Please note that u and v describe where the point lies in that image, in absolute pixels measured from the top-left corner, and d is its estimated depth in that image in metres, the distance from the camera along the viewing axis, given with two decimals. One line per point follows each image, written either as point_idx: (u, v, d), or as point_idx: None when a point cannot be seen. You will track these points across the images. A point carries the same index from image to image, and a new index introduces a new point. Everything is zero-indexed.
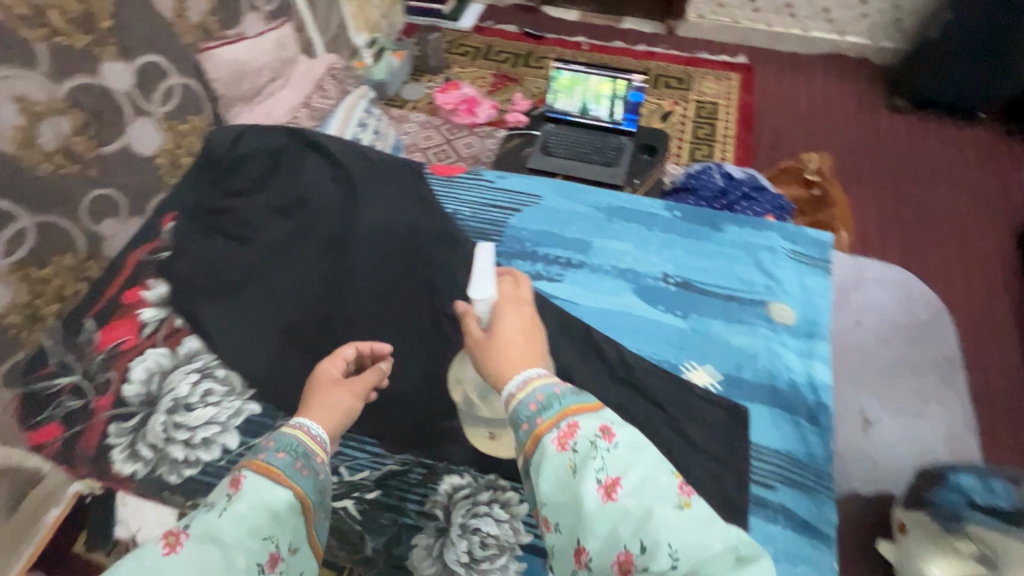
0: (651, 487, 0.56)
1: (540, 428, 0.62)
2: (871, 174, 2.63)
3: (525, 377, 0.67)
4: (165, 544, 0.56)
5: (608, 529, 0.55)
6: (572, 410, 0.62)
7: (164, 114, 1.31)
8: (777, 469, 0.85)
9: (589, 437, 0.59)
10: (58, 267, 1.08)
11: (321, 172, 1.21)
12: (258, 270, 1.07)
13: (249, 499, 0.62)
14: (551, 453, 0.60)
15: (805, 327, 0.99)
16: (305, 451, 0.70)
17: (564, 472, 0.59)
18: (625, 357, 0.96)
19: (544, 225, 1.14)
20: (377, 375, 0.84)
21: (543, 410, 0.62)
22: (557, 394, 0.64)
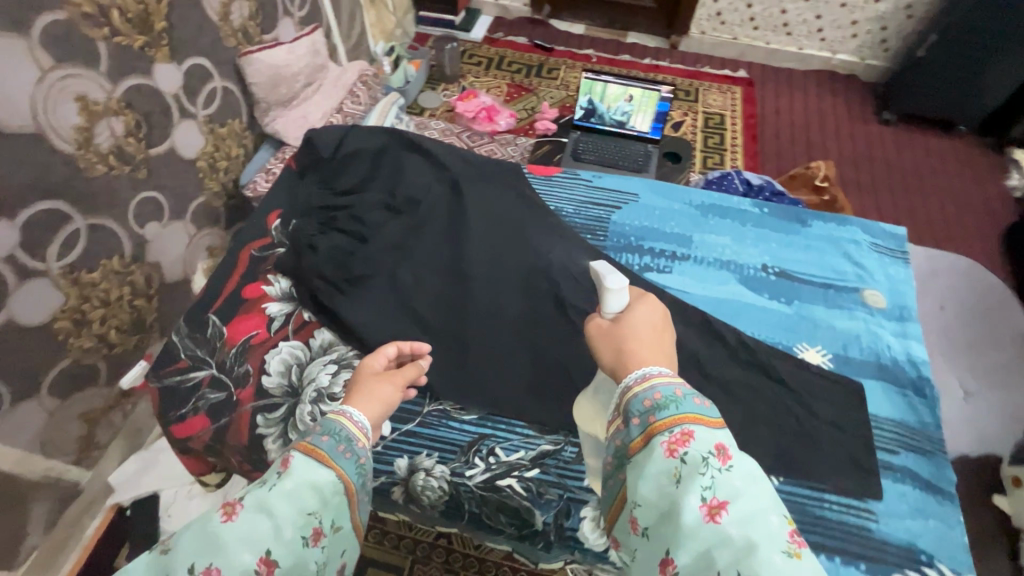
0: (760, 522, 0.52)
1: (653, 427, 0.59)
2: (871, 182, 2.84)
3: (646, 372, 0.64)
4: (222, 511, 0.59)
5: (702, 550, 0.52)
6: (689, 417, 0.59)
7: (205, 116, 1.49)
8: (897, 436, 0.94)
9: (702, 453, 0.56)
10: (105, 271, 1.26)
11: (423, 171, 1.25)
12: (381, 264, 1.11)
13: (295, 479, 0.63)
14: (658, 455, 0.58)
15: (897, 311, 1.09)
16: (348, 436, 0.68)
17: (668, 481, 0.57)
18: (745, 340, 1.04)
19: (645, 221, 1.21)
20: (416, 371, 0.83)
21: (659, 409, 0.60)
22: (677, 398, 0.61)
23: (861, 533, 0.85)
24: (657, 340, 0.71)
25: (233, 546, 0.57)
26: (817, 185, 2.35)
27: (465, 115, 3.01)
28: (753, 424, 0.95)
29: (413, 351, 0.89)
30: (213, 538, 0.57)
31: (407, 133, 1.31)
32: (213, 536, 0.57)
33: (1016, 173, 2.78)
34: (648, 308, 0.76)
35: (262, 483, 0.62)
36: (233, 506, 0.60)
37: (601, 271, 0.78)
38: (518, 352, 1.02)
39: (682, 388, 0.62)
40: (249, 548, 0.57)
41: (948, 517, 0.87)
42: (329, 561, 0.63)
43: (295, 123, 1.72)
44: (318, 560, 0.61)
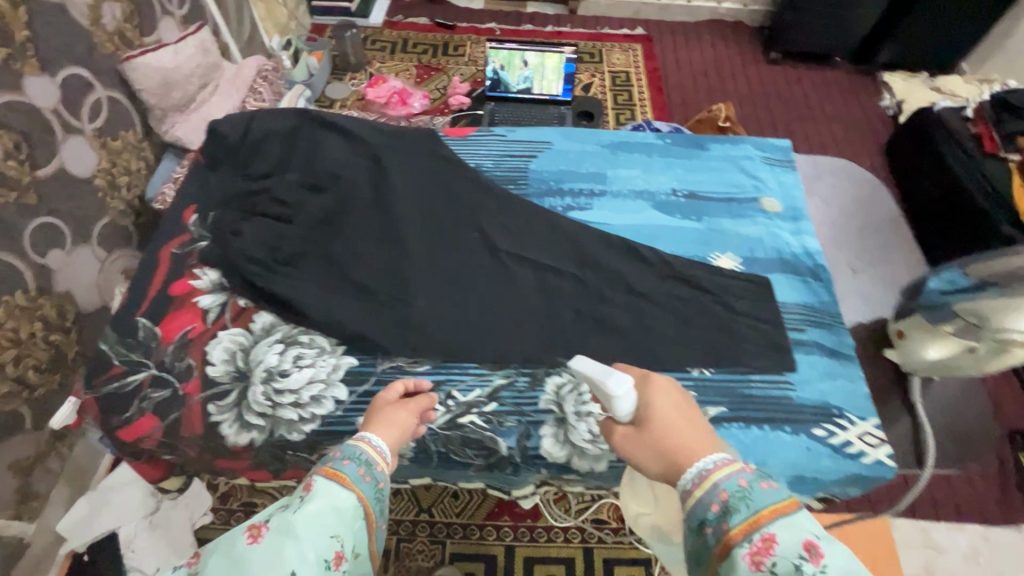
0: None
1: (729, 535, 0.55)
2: (767, 118, 3.09)
3: (702, 469, 0.60)
4: (247, 534, 0.62)
5: None
6: (765, 516, 0.55)
7: (94, 131, 1.39)
8: (804, 316, 1.07)
9: (791, 558, 0.52)
10: (5, 307, 1.16)
11: (339, 146, 1.25)
12: (313, 242, 1.11)
13: (320, 500, 0.66)
14: (741, 569, 0.54)
15: (790, 212, 1.22)
16: (368, 460, 0.72)
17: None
18: (665, 257, 1.13)
19: (561, 166, 1.28)
20: (430, 399, 0.87)
21: (730, 514, 0.56)
22: (746, 493, 0.57)
23: (784, 401, 0.97)
24: (699, 431, 0.66)
25: (260, 568, 0.59)
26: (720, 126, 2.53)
27: (377, 101, 2.97)
28: (684, 329, 1.04)
29: (417, 387, 0.92)
30: (240, 560, 0.60)
31: (318, 112, 1.29)
32: (241, 558, 0.60)
33: (887, 93, 3.12)
34: (663, 395, 0.70)
35: (286, 508, 0.65)
36: (258, 528, 0.63)
37: (598, 375, 0.71)
38: (462, 302, 1.06)
39: (753, 481, 0.58)
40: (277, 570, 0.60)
41: (851, 375, 1.01)
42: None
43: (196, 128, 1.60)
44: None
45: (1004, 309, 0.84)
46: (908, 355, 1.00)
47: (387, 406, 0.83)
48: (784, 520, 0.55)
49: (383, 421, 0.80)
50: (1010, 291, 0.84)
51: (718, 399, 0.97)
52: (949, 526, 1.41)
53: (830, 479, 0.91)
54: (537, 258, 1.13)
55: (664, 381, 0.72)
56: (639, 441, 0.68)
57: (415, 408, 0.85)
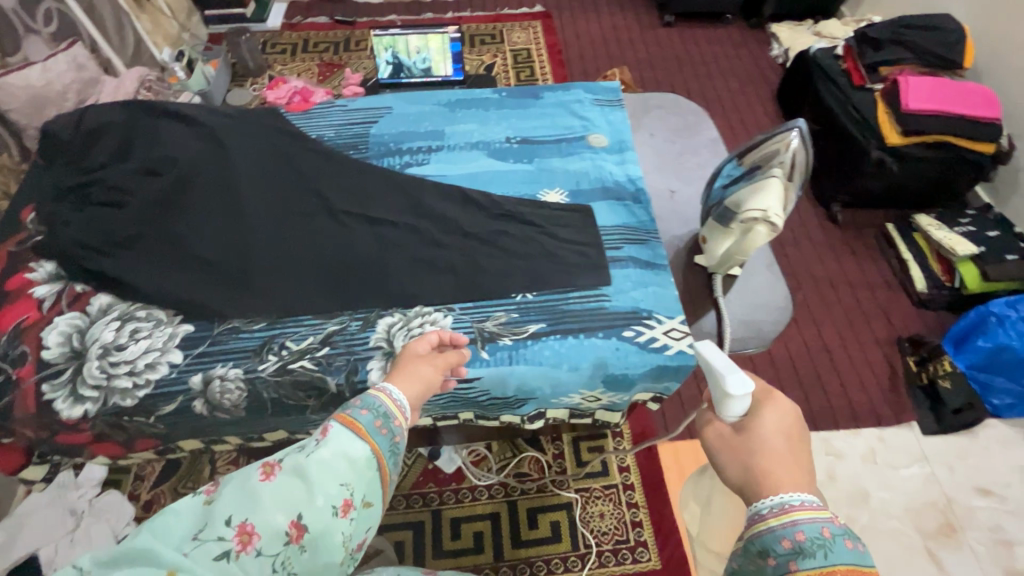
0: None
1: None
2: (664, 79, 3.21)
3: (785, 501, 0.52)
4: (261, 471, 0.55)
5: None
6: (843, 573, 0.47)
7: None
8: (622, 235, 1.15)
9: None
10: None
11: (179, 132, 1.28)
12: (150, 223, 1.14)
13: (333, 446, 0.59)
14: None
15: (616, 145, 1.30)
16: (387, 412, 0.65)
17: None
18: (496, 200, 1.20)
19: (401, 127, 1.33)
20: (459, 355, 0.84)
21: (803, 557, 0.48)
22: (828, 542, 0.48)
23: (598, 311, 1.05)
24: (801, 461, 0.58)
25: (266, 507, 0.53)
26: None
27: (278, 102, 2.99)
28: (511, 260, 1.11)
29: (453, 340, 0.90)
30: (250, 494, 0.53)
31: (155, 102, 1.32)
32: (251, 492, 0.53)
33: (775, 43, 3.29)
34: (777, 414, 0.64)
35: (300, 447, 0.58)
36: (271, 465, 0.56)
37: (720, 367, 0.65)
38: (299, 262, 1.11)
39: (836, 536, 0.49)
40: (283, 510, 0.53)
41: (662, 281, 1.09)
42: (355, 540, 0.58)
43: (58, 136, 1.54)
44: (345, 535, 0.57)
45: (749, 191, 0.91)
46: (715, 256, 1.05)
47: (417, 357, 0.80)
48: None
49: (409, 375, 0.76)
50: (759, 174, 0.92)
51: (538, 317, 1.04)
52: (847, 433, 1.54)
53: (640, 373, 1.00)
54: (373, 214, 1.18)
55: (786, 403, 0.65)
56: (737, 448, 0.62)
57: (441, 363, 0.82)
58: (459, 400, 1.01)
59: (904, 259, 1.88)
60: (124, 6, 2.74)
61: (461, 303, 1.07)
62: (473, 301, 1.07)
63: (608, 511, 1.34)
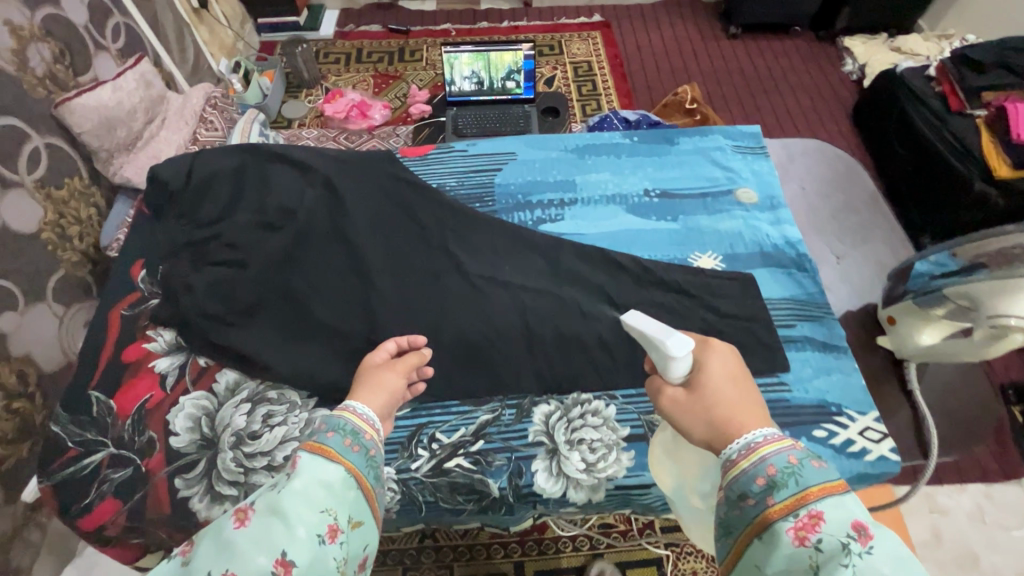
0: None
1: (771, 509, 0.53)
2: (734, 94, 3.07)
3: (750, 441, 0.58)
4: (234, 518, 0.57)
5: None
6: (814, 493, 0.53)
7: (36, 182, 1.18)
8: (793, 311, 1.03)
9: (838, 537, 0.49)
10: None
11: (292, 180, 1.18)
12: (273, 287, 1.04)
13: (304, 476, 0.61)
14: (785, 544, 0.51)
15: (767, 202, 1.18)
16: (354, 430, 0.68)
17: (802, 573, 0.50)
18: (643, 264, 1.09)
19: (527, 177, 1.22)
20: (418, 357, 0.89)
21: (776, 489, 0.54)
22: (794, 468, 0.55)
23: (781, 404, 0.93)
24: (748, 399, 0.63)
25: (248, 551, 0.55)
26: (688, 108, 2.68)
27: (336, 116, 2.90)
28: None
29: (412, 344, 0.95)
30: (226, 544, 0.55)
31: (263, 144, 1.22)
32: (227, 543, 0.55)
33: (849, 58, 3.13)
34: (719, 358, 0.67)
35: (270, 487, 0.60)
36: (244, 512, 0.58)
37: (655, 334, 0.68)
38: (434, 334, 1.00)
39: (800, 465, 0.55)
40: (265, 551, 0.55)
41: (846, 368, 0.97)
42: (352, 559, 0.60)
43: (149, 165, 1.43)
44: (339, 559, 0.58)
45: (999, 294, 0.82)
46: (899, 341, 0.98)
47: (376, 369, 0.84)
48: (834, 497, 0.53)
49: (375, 386, 0.80)
50: (1006, 271, 0.81)
51: None
52: (953, 487, 1.34)
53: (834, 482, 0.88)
54: (509, 278, 1.07)
55: (721, 348, 0.69)
56: (692, 405, 0.64)
57: (404, 368, 0.86)
58: (628, 504, 0.90)
59: None
60: (184, 16, 2.67)
61: (623, 390, 0.96)
62: (636, 388, 0.96)
63: (701, 569, 1.19)
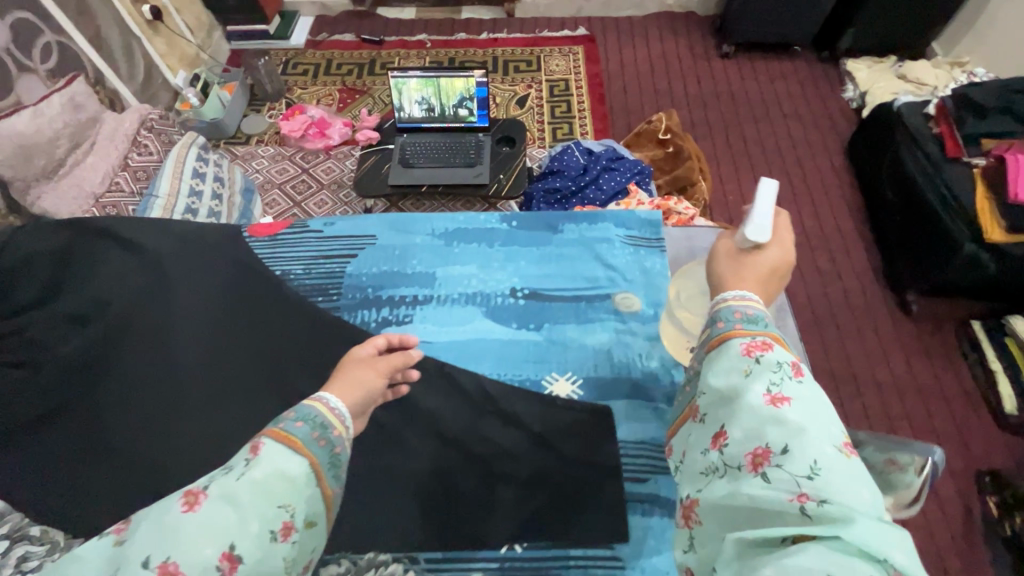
0: (814, 420, 0.54)
1: (735, 331, 0.62)
2: (717, 123, 2.77)
3: (743, 297, 0.65)
4: (183, 500, 0.51)
5: (754, 428, 0.55)
6: (774, 335, 0.61)
7: None
8: (646, 460, 0.88)
9: (777, 360, 0.58)
10: None
11: (120, 262, 1.06)
12: (65, 398, 0.92)
13: (265, 466, 0.55)
14: (733, 353, 0.61)
15: (651, 311, 1.02)
16: (323, 423, 0.61)
17: (736, 374, 0.59)
18: (487, 388, 0.94)
19: (381, 266, 1.08)
20: (404, 358, 0.77)
21: (748, 322, 0.62)
22: (762, 318, 0.63)
23: None
24: (768, 290, 0.69)
25: (189, 542, 0.48)
26: (660, 138, 2.51)
27: (292, 134, 2.75)
28: (500, 486, 0.86)
29: (403, 343, 0.82)
30: (168, 531, 0.49)
31: (99, 218, 1.11)
32: (171, 528, 0.49)
33: (851, 84, 2.78)
34: (780, 252, 0.70)
35: (228, 471, 0.55)
36: (195, 496, 0.52)
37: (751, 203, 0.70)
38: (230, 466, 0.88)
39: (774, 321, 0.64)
40: (214, 542, 0.49)
41: None
42: (299, 562, 0.55)
43: (68, 196, 1.46)
44: (288, 560, 0.53)
45: None
46: None
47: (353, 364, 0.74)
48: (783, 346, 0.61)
49: (349, 383, 0.70)
50: None
51: None
52: None
53: None
54: None
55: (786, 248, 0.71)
56: (730, 260, 0.70)
57: (387, 367, 0.75)
58: None
59: (992, 370, 1.71)
60: (135, 28, 2.47)
61: (429, 552, 0.81)
62: (443, 551, 0.81)
63: None
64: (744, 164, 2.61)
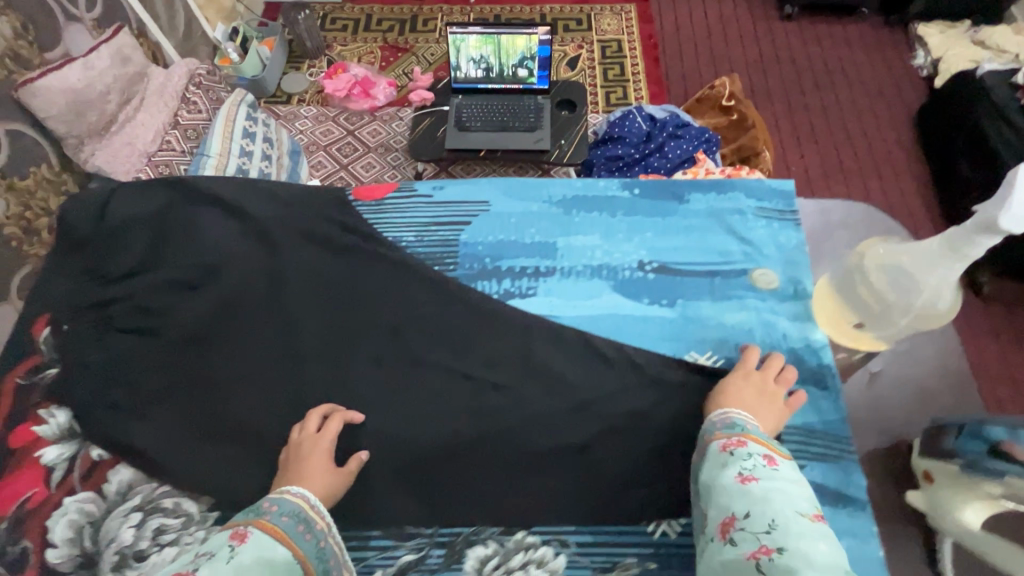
0: (782, 496, 0.59)
1: (716, 435, 0.72)
2: (785, 88, 2.51)
3: (726, 413, 0.75)
4: None
5: (726, 503, 0.62)
6: (749, 434, 0.70)
7: None
8: (802, 446, 0.84)
9: (750, 452, 0.66)
10: None
11: (223, 225, 1.01)
12: (190, 367, 0.90)
13: (253, 553, 0.59)
14: (715, 449, 0.69)
15: (790, 288, 0.96)
16: (306, 518, 0.68)
17: (717, 465, 0.67)
18: (628, 360, 0.90)
19: (498, 234, 1.02)
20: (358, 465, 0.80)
21: (726, 426, 0.72)
22: (743, 422, 0.73)
23: None
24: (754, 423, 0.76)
25: None
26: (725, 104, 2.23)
27: (336, 94, 2.52)
28: (647, 464, 0.83)
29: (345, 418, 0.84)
30: None
31: (198, 177, 1.05)
32: None
33: (921, 52, 2.50)
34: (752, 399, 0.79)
35: (214, 556, 0.58)
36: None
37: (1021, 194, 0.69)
38: (365, 439, 0.85)
39: (753, 425, 0.73)
40: None
41: (859, 529, 0.78)
42: None
43: (121, 154, 1.29)
44: None
45: None
46: (940, 505, 0.88)
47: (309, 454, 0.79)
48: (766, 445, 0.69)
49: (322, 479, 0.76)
50: None
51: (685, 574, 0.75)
52: None
53: None
54: (462, 370, 0.90)
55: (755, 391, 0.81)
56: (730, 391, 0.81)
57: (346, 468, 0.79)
58: None
59: None
60: None
61: (578, 535, 0.79)
62: (592, 533, 0.79)
63: None
64: (800, 135, 2.36)
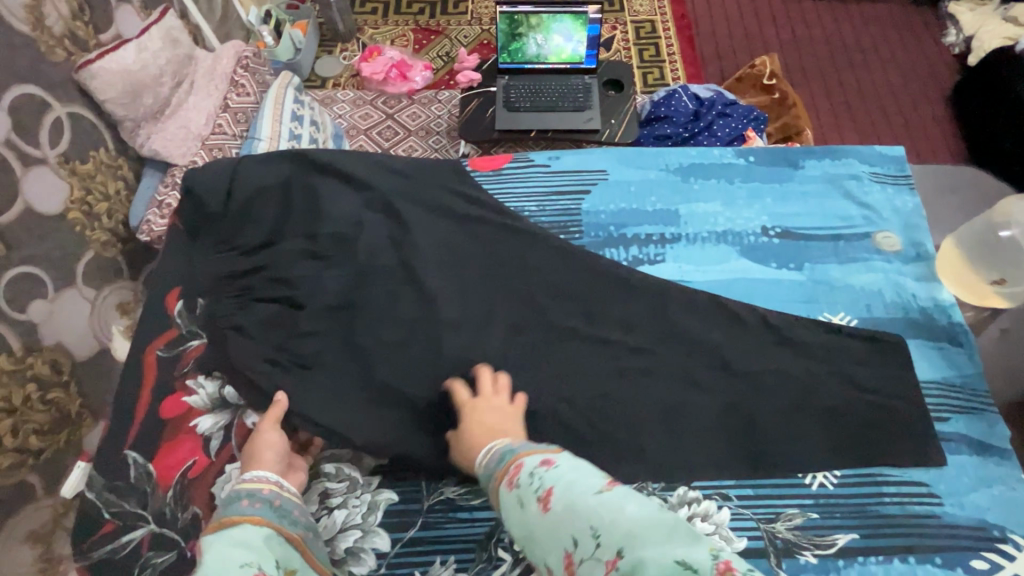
0: (578, 487, 0.49)
1: (500, 469, 0.58)
2: (828, 64, 2.31)
3: (498, 449, 0.63)
4: None
5: (553, 544, 0.47)
6: (521, 452, 0.58)
7: (59, 156, 0.99)
8: (944, 400, 0.86)
9: (529, 469, 0.54)
10: None
11: (345, 198, 1.01)
12: (333, 334, 0.91)
13: (217, 545, 0.57)
14: (503, 491, 0.55)
15: (913, 250, 0.98)
16: (249, 491, 0.66)
17: (513, 505, 0.53)
18: (767, 319, 0.92)
19: (620, 203, 1.03)
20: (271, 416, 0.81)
21: (503, 456, 0.60)
22: (512, 446, 0.61)
23: (933, 522, 0.77)
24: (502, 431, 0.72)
25: None
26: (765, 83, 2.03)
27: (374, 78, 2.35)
28: (796, 419, 0.85)
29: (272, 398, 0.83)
30: None
31: (313, 151, 1.04)
32: None
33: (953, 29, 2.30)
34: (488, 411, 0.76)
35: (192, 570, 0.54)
36: None
37: None
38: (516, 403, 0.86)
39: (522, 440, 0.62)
40: None
41: (1009, 476, 0.81)
42: None
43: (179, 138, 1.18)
44: None
45: None
46: None
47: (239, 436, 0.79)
48: (541, 451, 0.57)
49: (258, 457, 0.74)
50: None
51: (849, 522, 0.77)
52: None
53: None
54: (604, 333, 0.91)
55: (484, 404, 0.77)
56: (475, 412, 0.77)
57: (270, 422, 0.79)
58: None
59: None
60: None
61: (739, 490, 0.80)
62: (754, 486, 0.81)
63: None
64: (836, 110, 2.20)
